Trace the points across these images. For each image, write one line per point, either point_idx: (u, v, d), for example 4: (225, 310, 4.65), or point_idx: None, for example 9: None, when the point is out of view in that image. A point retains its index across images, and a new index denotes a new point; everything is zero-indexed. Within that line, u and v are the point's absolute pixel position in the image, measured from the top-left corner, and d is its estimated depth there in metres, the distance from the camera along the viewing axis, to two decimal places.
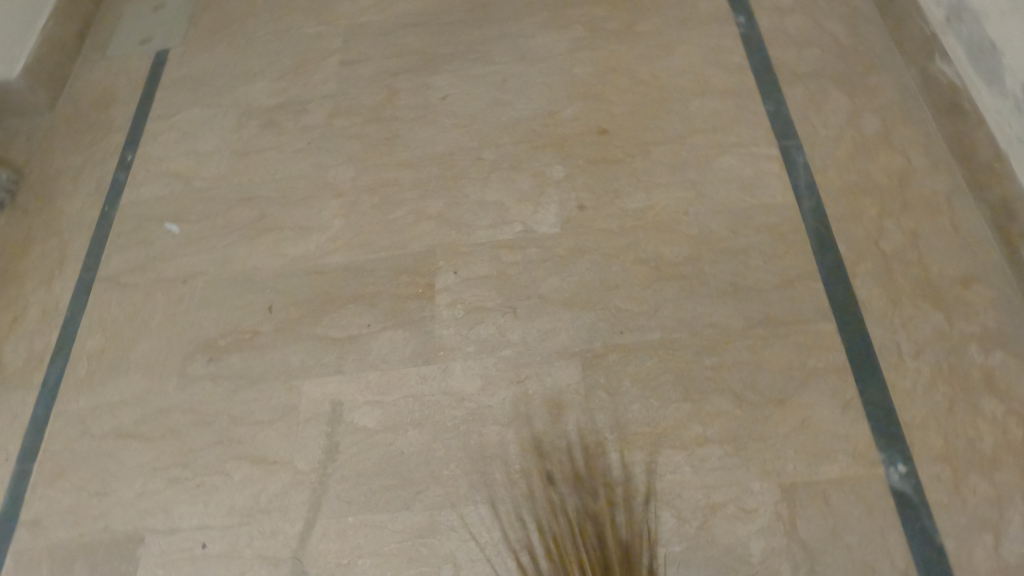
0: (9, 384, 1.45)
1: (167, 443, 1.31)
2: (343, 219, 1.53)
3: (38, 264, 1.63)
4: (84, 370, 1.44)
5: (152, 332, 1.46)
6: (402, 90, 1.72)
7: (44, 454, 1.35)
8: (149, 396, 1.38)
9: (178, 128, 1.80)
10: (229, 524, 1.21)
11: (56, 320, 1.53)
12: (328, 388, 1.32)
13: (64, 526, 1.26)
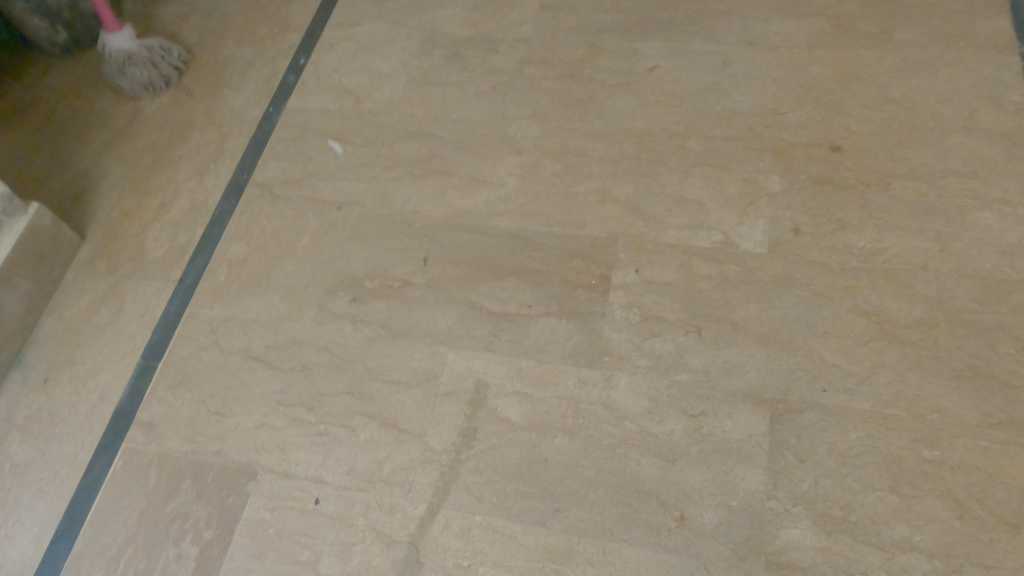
0: (148, 273, 1.40)
1: (296, 378, 1.23)
2: (519, 180, 1.38)
3: (194, 153, 1.56)
4: (222, 277, 1.37)
5: (297, 255, 1.37)
6: (605, 51, 1.54)
7: (170, 356, 1.29)
8: (285, 323, 1.29)
9: (356, 40, 1.67)
10: (347, 485, 1.12)
11: (202, 216, 1.46)
12: (475, 364, 1.19)
13: (178, 437, 1.20)
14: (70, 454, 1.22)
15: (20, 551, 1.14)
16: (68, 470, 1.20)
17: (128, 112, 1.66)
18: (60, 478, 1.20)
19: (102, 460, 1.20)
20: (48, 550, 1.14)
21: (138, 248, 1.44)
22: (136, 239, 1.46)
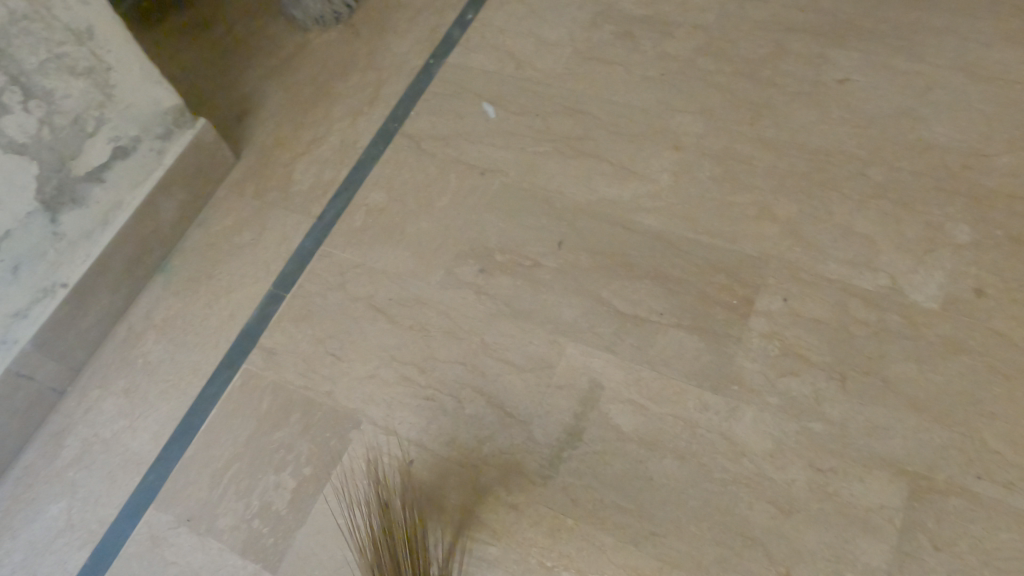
0: (291, 204, 1.44)
1: (413, 338, 1.23)
2: (673, 179, 1.31)
3: (352, 93, 1.58)
4: (359, 222, 1.38)
5: (434, 214, 1.36)
6: (792, 53, 1.41)
7: (299, 289, 1.33)
8: (410, 280, 1.29)
9: (528, 2, 1.62)
10: (445, 455, 1.11)
11: (350, 158, 1.48)
12: (593, 362, 1.14)
13: (294, 371, 1.24)
14: (196, 364, 1.28)
15: (139, 444, 1.22)
16: (193, 378, 1.26)
17: (296, 43, 1.69)
18: (184, 384, 1.26)
19: (223, 375, 1.26)
20: (163, 449, 1.21)
21: (286, 178, 1.48)
22: (285, 169, 1.49)
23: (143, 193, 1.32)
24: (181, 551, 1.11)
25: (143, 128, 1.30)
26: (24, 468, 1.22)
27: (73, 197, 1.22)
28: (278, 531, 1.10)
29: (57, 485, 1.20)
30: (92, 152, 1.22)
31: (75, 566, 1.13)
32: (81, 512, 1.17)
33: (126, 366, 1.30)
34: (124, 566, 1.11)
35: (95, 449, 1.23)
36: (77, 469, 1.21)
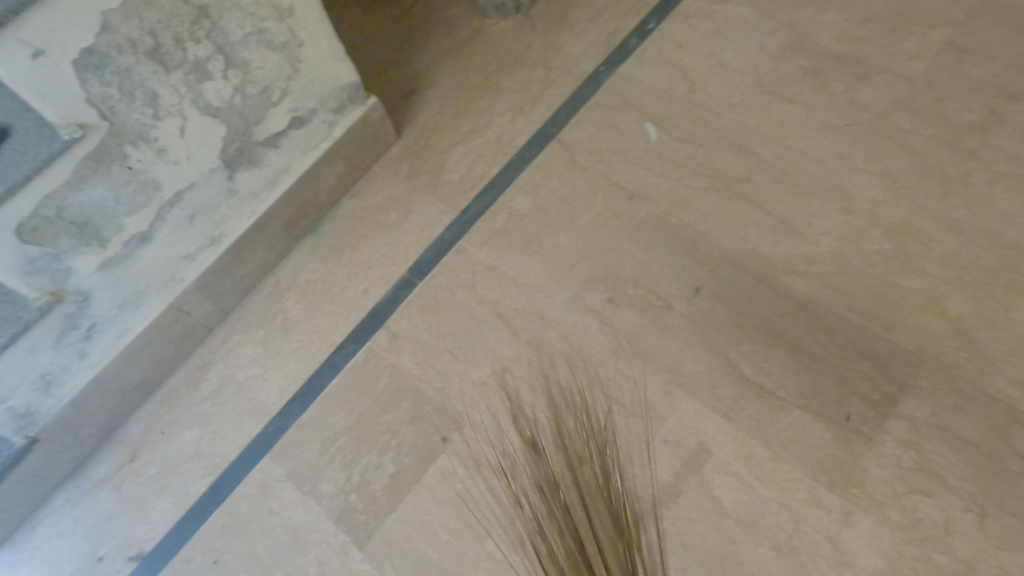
0: (439, 192, 1.48)
1: (529, 354, 1.24)
2: (835, 245, 1.21)
3: (516, 88, 1.57)
4: (499, 224, 1.40)
5: (573, 230, 1.35)
6: (1008, 126, 1.25)
7: (431, 279, 1.37)
8: (537, 295, 1.29)
9: (716, 19, 1.53)
10: None
11: (502, 156, 1.48)
12: (705, 424, 1.10)
13: (412, 359, 1.29)
14: (327, 331, 1.37)
15: (266, 394, 1.33)
16: (322, 344, 1.36)
17: (473, 28, 1.71)
18: (313, 348, 1.36)
19: (348, 348, 1.34)
20: (285, 404, 1.31)
21: (439, 165, 1.52)
22: (439, 155, 1.53)
23: (309, 161, 1.42)
24: (284, 504, 1.21)
25: (320, 101, 1.37)
26: (171, 391, 1.38)
27: (251, 158, 1.32)
28: (370, 511, 1.17)
29: (194, 414, 1.34)
30: (274, 120, 1.30)
31: (196, 491, 1.26)
32: (210, 443, 1.30)
33: (268, 318, 1.42)
34: (235, 503, 1.23)
35: (230, 389, 1.35)
36: (213, 403, 1.35)
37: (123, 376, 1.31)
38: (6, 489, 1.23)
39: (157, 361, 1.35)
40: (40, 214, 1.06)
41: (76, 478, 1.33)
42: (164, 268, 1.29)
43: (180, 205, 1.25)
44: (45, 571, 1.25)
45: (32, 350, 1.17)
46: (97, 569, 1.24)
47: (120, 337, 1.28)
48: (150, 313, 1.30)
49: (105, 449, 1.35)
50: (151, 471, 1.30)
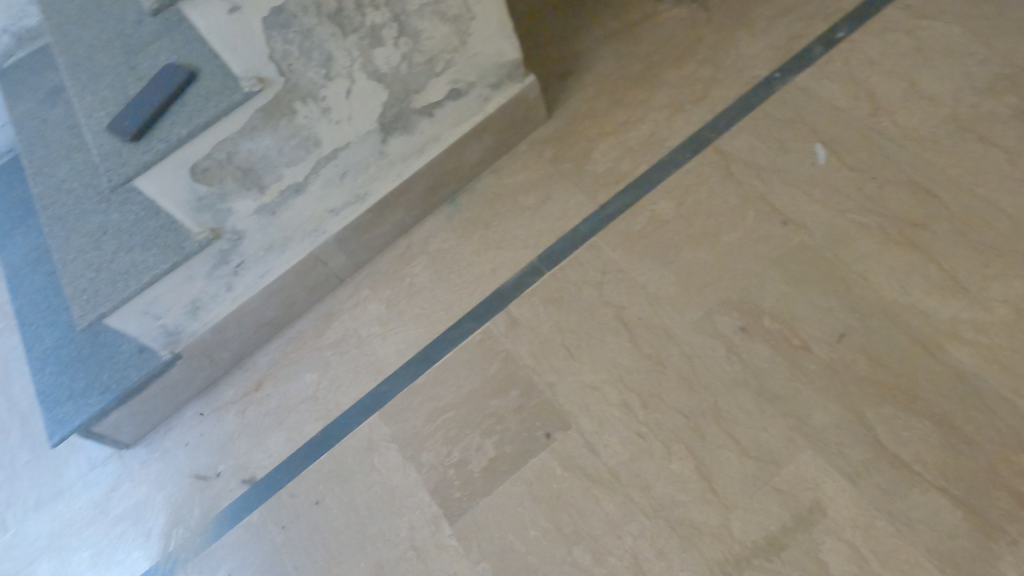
0: (580, 183, 1.45)
1: (647, 368, 1.21)
2: (1013, 316, 1.08)
3: (679, 84, 1.50)
4: (638, 226, 1.35)
5: (715, 247, 1.28)
6: None
7: (559, 271, 1.36)
8: (667, 309, 1.25)
9: (917, 38, 1.38)
10: (635, 499, 1.11)
11: (652, 154, 1.43)
12: (825, 483, 1.04)
13: (528, 349, 1.29)
14: (450, 304, 1.39)
15: (384, 354, 1.38)
16: (443, 315, 1.38)
17: (643, 12, 1.63)
18: (434, 318, 1.39)
19: (468, 324, 1.36)
20: (400, 367, 1.35)
21: (585, 154, 1.48)
22: (587, 144, 1.49)
23: (458, 133, 1.42)
24: (387, 464, 1.26)
25: (480, 76, 1.36)
26: (299, 332, 1.46)
27: (405, 124, 1.33)
28: (466, 490, 1.19)
29: (316, 358, 1.41)
30: (433, 90, 1.31)
31: (309, 433, 1.34)
32: (326, 390, 1.37)
33: (396, 280, 1.46)
34: (342, 452, 1.29)
35: (351, 341, 1.41)
36: (334, 352, 1.41)
37: (260, 312, 1.40)
38: (150, 394, 1.36)
39: (291, 302, 1.43)
40: (213, 157, 1.12)
41: (207, 396, 1.44)
42: (311, 218, 1.35)
43: (335, 162, 1.28)
44: (170, 475, 1.37)
45: (188, 278, 1.26)
46: (213, 484, 1.34)
47: (262, 276, 1.36)
48: (292, 258, 1.37)
49: (234, 374, 1.45)
50: (271, 404, 1.39)
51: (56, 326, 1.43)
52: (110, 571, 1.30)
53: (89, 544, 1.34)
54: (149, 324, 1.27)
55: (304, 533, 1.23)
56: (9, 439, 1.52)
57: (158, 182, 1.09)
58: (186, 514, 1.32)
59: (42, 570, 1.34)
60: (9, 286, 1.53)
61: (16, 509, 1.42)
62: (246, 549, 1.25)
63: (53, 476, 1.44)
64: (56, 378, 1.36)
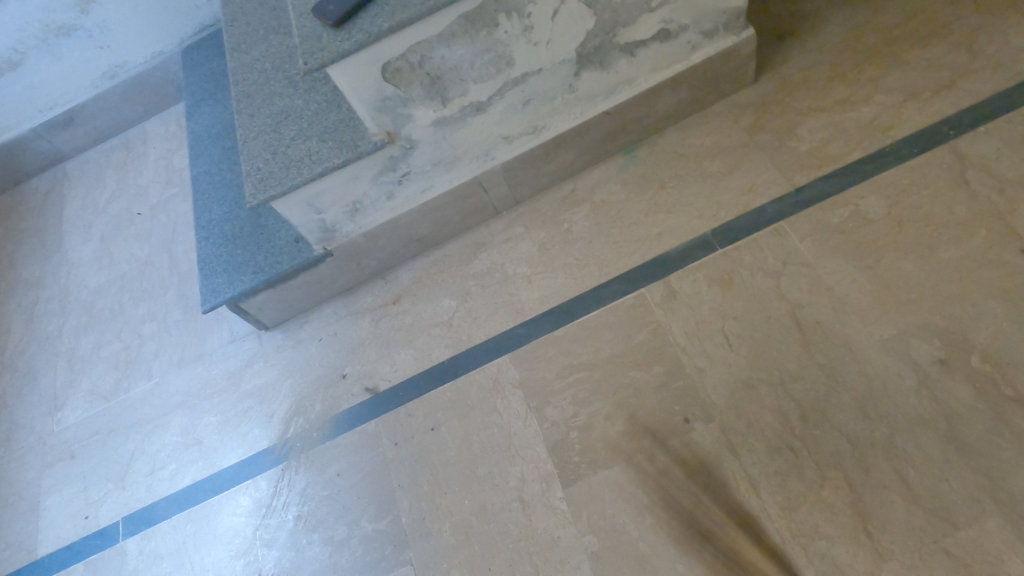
0: (778, 159, 1.29)
1: (815, 379, 1.07)
2: None
3: (920, 67, 1.28)
4: (836, 220, 1.19)
5: (927, 262, 1.10)
6: None
7: (733, 251, 1.23)
8: (852, 319, 1.10)
9: None
10: (771, 517, 1.00)
11: (870, 142, 1.24)
12: (1009, 560, 0.88)
13: (681, 326, 1.19)
14: (605, 260, 1.30)
15: (526, 296, 1.32)
16: (595, 270, 1.30)
17: None
18: (585, 271, 1.31)
19: (620, 286, 1.27)
20: (541, 314, 1.29)
21: (789, 128, 1.32)
22: (794, 117, 1.32)
23: (655, 80, 1.30)
24: (509, 409, 1.21)
25: (696, 20, 1.22)
26: (445, 255, 1.43)
27: (603, 60, 1.23)
28: (585, 456, 1.13)
29: (457, 285, 1.38)
30: (642, 27, 1.19)
31: (437, 358, 1.31)
32: (462, 319, 1.34)
33: (552, 223, 1.38)
34: (466, 385, 1.26)
35: (495, 276, 1.36)
36: (476, 283, 1.37)
37: (412, 227, 1.38)
38: (296, 284, 1.39)
39: (444, 224, 1.40)
40: (406, 58, 1.07)
41: (346, 297, 1.45)
42: (483, 142, 1.29)
43: (522, 87, 1.21)
44: (300, 365, 1.40)
45: (355, 178, 1.24)
46: (337, 385, 1.35)
47: (423, 191, 1.33)
48: (456, 179, 1.33)
49: (375, 283, 1.45)
50: (406, 320, 1.37)
51: (225, 199, 1.48)
52: (232, 441, 1.36)
53: (218, 411, 1.41)
54: (310, 216, 1.28)
55: (414, 455, 1.22)
56: (166, 296, 1.62)
57: (349, 75, 1.06)
58: (308, 406, 1.35)
59: (174, 423, 1.42)
60: (190, 153, 1.60)
61: (162, 362, 1.52)
62: (357, 455, 1.26)
63: (197, 339, 1.52)
64: (217, 249, 1.41)
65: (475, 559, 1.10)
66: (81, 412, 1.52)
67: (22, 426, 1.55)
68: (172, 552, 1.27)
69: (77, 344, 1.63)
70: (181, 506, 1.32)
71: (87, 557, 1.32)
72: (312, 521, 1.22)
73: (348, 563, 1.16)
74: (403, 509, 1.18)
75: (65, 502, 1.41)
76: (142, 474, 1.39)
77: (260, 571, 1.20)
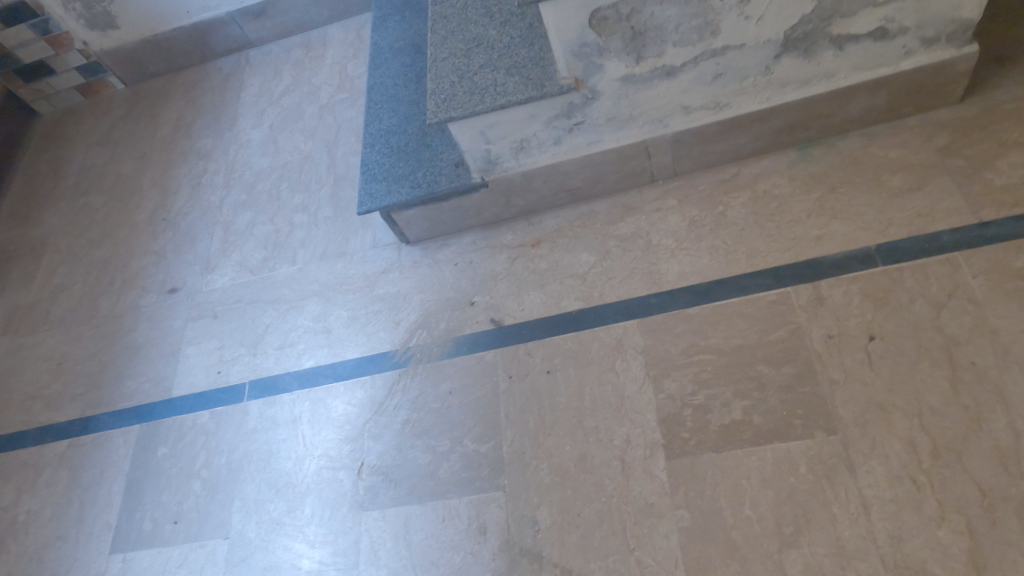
0: (968, 188, 1.21)
1: (955, 419, 1.03)
2: None
3: None
4: (1018, 264, 1.12)
5: None
6: None
7: (895, 271, 1.18)
8: (1012, 368, 1.04)
9: None
10: (877, 541, 0.98)
11: None
12: None
13: (822, 334, 1.16)
14: (754, 252, 1.28)
15: (666, 269, 1.32)
16: (743, 259, 1.28)
17: None
18: (732, 258, 1.29)
19: (765, 280, 1.25)
20: (677, 289, 1.29)
21: (987, 158, 1.23)
22: (996, 147, 1.24)
23: (855, 79, 1.25)
24: (627, 372, 1.23)
25: (918, 24, 1.15)
26: (592, 211, 1.44)
27: (808, 49, 1.19)
28: (695, 435, 1.13)
29: (598, 243, 1.39)
30: (860, 21, 1.14)
31: (565, 307, 1.34)
32: (597, 276, 1.36)
33: (707, 204, 1.37)
34: (590, 340, 1.28)
35: (639, 242, 1.37)
36: (618, 245, 1.38)
37: (568, 177, 1.39)
38: (447, 206, 1.44)
39: (598, 181, 1.41)
40: (617, 9, 1.07)
41: (487, 230, 1.50)
42: (661, 108, 1.28)
43: (718, 59, 1.19)
44: (432, 283, 1.46)
45: (531, 116, 1.27)
46: (464, 310, 1.40)
47: (590, 143, 1.34)
48: (624, 139, 1.33)
49: (518, 222, 1.48)
50: (541, 265, 1.41)
51: (396, 114, 1.55)
52: (358, 337, 1.45)
53: (350, 307, 1.50)
54: (478, 144, 1.32)
55: (526, 392, 1.26)
56: (320, 192, 1.72)
57: (558, 15, 1.07)
58: (433, 323, 1.41)
59: (309, 308, 1.53)
60: (370, 63, 1.67)
61: (306, 251, 1.62)
62: (471, 378, 1.31)
63: (342, 238, 1.61)
64: (381, 158, 1.48)
65: (567, 503, 1.14)
66: (228, 279, 1.65)
67: (176, 279, 1.70)
68: (287, 423, 1.37)
69: (234, 218, 1.77)
70: (302, 383, 1.42)
71: (213, 408, 1.45)
72: (417, 428, 1.29)
73: (445, 474, 1.23)
74: (506, 439, 1.23)
75: (202, 354, 1.55)
76: (273, 346, 1.50)
77: (364, 460, 1.29)
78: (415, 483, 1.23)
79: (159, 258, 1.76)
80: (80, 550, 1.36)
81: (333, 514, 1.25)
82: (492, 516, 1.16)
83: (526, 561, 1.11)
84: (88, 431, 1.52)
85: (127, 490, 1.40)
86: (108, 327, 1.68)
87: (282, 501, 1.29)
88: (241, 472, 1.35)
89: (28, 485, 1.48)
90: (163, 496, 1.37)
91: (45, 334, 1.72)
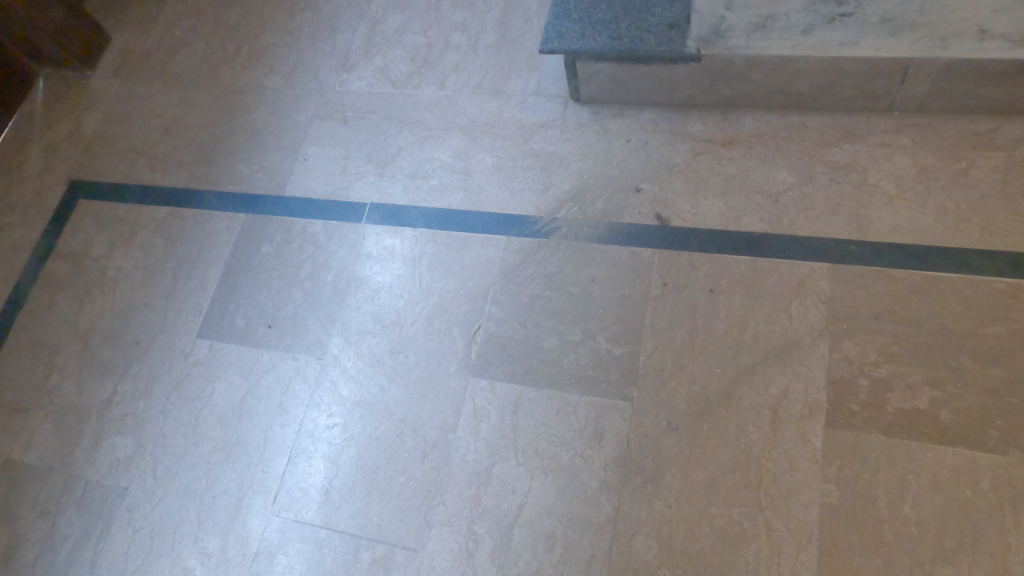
0: None
1: None
2: None
3: None
4: None
5: None
6: None
7: None
8: None
9: None
10: None
11: None
12: None
13: None
14: (991, 228, 1.08)
15: (877, 217, 1.13)
16: (975, 232, 1.08)
17: None
18: (961, 227, 1.09)
19: (996, 264, 1.05)
20: (885, 245, 1.10)
21: None
22: None
23: None
24: (803, 318, 1.08)
25: None
26: (804, 124, 1.22)
27: None
28: (866, 411, 1.00)
29: (802, 163, 1.19)
30: None
31: (745, 225, 1.17)
32: (792, 201, 1.17)
33: (950, 154, 1.14)
34: (766, 271, 1.12)
35: (852, 176, 1.16)
36: (826, 173, 1.18)
37: (796, 78, 1.17)
38: (642, 72, 1.23)
39: (827, 92, 1.18)
40: None
41: (673, 111, 1.29)
42: (952, 24, 1.08)
43: None
44: (597, 154, 1.28)
45: None
46: (627, 195, 1.23)
47: (842, 44, 1.10)
48: (885, 50, 1.09)
49: (713, 113, 1.27)
50: (728, 170, 1.21)
51: None
52: (499, 190, 1.29)
53: (497, 154, 1.33)
54: (716, 8, 1.19)
55: (679, 306, 1.12)
56: (487, 16, 1.50)
57: None
58: (588, 199, 1.24)
59: (451, 143, 1.36)
60: None
61: (459, 78, 1.44)
62: (620, 272, 1.17)
63: (502, 75, 1.41)
64: None
65: (700, 437, 1.03)
66: (366, 84, 1.48)
67: (308, 69, 1.53)
68: (407, 260, 1.26)
69: (383, 17, 1.56)
70: (430, 223, 1.29)
71: (327, 220, 1.34)
72: (548, 308, 1.17)
73: (569, 366, 1.11)
74: (645, 349, 1.10)
75: (325, 159, 1.41)
76: (403, 173, 1.35)
77: (482, 324, 1.18)
78: (534, 365, 1.13)
79: (293, 40, 1.59)
80: (167, 325, 1.30)
81: (438, 369, 1.16)
82: (612, 425, 1.06)
83: (641, 482, 1.02)
84: (191, 206, 1.42)
85: (224, 279, 1.32)
86: (227, 101, 1.53)
87: (386, 339, 1.20)
88: (347, 297, 1.25)
89: (122, 242, 1.41)
90: (261, 296, 1.29)
91: (158, 89, 1.59)
